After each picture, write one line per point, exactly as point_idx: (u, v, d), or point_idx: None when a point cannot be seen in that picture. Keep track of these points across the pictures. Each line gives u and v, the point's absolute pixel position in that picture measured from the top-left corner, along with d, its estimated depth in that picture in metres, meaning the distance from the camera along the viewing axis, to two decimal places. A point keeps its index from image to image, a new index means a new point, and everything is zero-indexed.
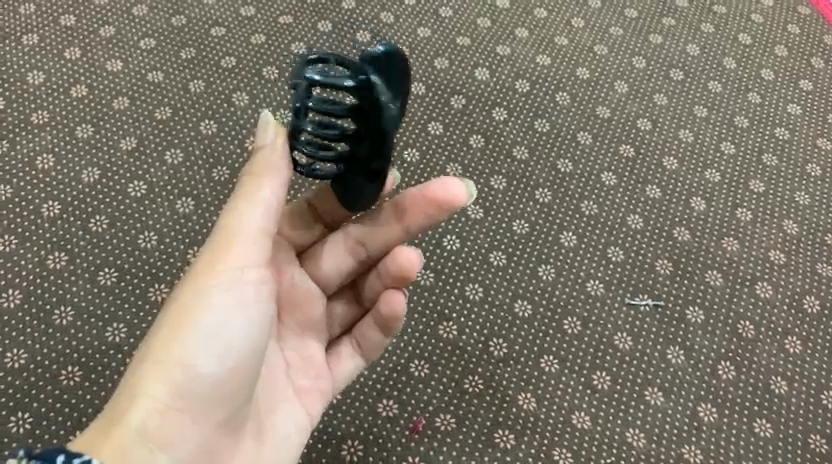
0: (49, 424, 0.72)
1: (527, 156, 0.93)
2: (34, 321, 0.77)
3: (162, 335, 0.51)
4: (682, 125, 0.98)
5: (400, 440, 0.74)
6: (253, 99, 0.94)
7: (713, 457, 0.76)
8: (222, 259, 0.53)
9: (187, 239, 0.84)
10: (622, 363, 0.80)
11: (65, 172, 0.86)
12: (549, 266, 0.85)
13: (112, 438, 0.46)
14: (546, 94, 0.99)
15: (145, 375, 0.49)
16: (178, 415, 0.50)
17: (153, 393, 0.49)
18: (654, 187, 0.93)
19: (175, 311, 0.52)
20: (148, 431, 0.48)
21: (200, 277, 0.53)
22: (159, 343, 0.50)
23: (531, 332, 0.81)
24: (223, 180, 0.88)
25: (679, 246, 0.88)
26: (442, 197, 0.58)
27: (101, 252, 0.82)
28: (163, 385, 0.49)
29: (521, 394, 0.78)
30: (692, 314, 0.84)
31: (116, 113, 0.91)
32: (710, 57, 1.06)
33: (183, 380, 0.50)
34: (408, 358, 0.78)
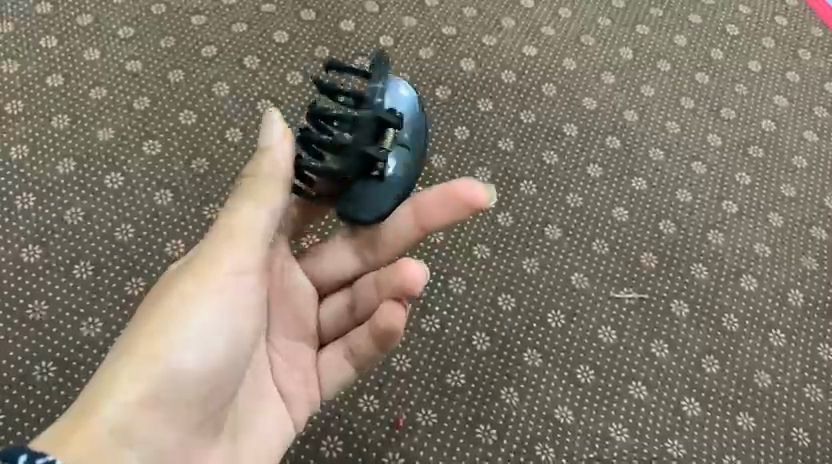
0: (22, 420, 0.71)
1: (513, 148, 0.92)
2: (7, 315, 0.75)
3: (146, 327, 0.51)
4: (669, 117, 0.97)
5: (381, 436, 0.73)
6: (234, 90, 0.93)
7: (696, 452, 0.76)
8: (217, 257, 0.54)
9: (164, 232, 0.82)
10: (606, 357, 0.80)
11: (40, 163, 0.84)
12: (533, 259, 0.85)
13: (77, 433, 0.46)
14: (532, 85, 0.98)
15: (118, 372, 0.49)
16: (151, 414, 0.50)
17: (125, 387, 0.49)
18: (640, 179, 0.92)
19: (161, 305, 0.52)
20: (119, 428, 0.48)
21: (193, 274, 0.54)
22: (141, 336, 0.51)
23: (515, 326, 0.80)
24: (203, 171, 0.87)
25: (664, 240, 0.88)
26: (467, 196, 0.57)
27: (76, 244, 0.80)
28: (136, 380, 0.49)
29: (504, 388, 0.77)
30: (677, 307, 0.83)
31: (93, 103, 0.89)
32: (698, 48, 1.05)
33: (159, 375, 0.50)
34: (389, 352, 0.77)
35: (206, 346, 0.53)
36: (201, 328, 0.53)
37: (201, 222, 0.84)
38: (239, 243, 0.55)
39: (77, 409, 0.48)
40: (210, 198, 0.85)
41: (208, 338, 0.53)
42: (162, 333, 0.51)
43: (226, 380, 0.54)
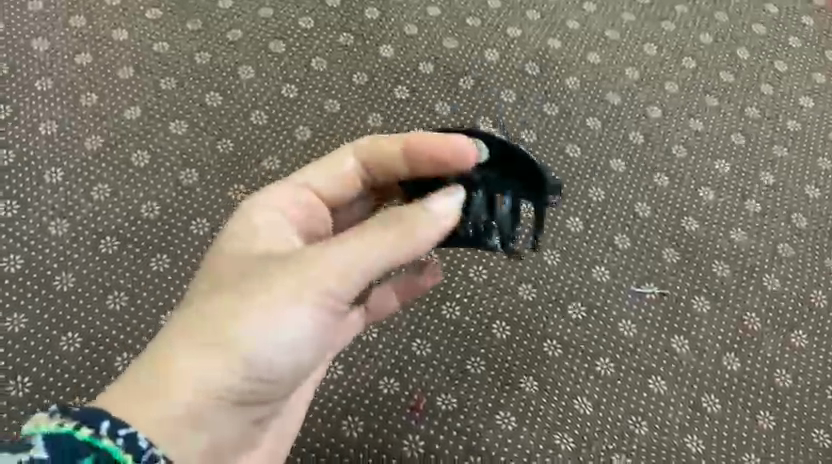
0: (48, 390, 0.72)
1: (536, 140, 0.92)
2: (34, 286, 0.76)
3: (225, 325, 0.51)
4: (693, 115, 0.97)
5: (401, 419, 0.74)
6: (260, 73, 0.93)
7: (715, 448, 0.76)
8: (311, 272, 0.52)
9: (190, 210, 0.83)
10: (626, 350, 0.80)
11: (69, 139, 0.85)
12: (555, 251, 0.85)
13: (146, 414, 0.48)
14: (557, 78, 0.98)
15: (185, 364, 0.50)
16: (209, 415, 0.52)
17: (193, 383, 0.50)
18: (663, 175, 0.92)
19: (243, 305, 0.51)
20: (180, 424, 0.50)
21: (282, 283, 0.52)
22: (221, 332, 0.51)
23: (536, 316, 0.81)
24: (228, 153, 0.87)
25: (686, 236, 0.87)
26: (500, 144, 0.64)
27: (102, 219, 0.81)
28: (203, 379, 0.50)
29: (524, 376, 0.77)
30: (697, 303, 0.83)
31: (122, 82, 0.90)
32: (724, 47, 1.04)
33: (224, 378, 0.51)
34: (410, 337, 0.78)
35: (271, 357, 0.53)
36: (269, 340, 0.52)
37: (226, 202, 0.84)
38: (332, 262, 0.52)
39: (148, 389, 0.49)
40: (235, 179, 0.86)
41: (274, 349, 0.53)
42: (244, 337, 0.51)
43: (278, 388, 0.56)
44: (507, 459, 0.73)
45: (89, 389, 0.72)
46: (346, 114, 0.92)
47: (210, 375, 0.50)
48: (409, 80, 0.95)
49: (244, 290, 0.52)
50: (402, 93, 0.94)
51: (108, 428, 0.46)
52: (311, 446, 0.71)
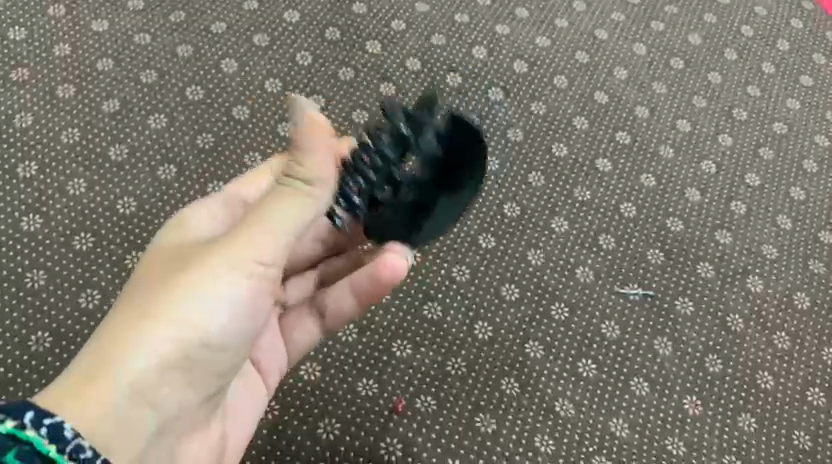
0: (17, 389, 0.71)
1: (522, 138, 0.91)
2: (5, 283, 0.75)
3: (161, 298, 0.49)
4: (680, 115, 0.96)
5: (379, 421, 0.73)
6: (243, 67, 0.92)
7: (696, 450, 0.76)
8: (247, 232, 0.50)
9: (167, 207, 0.81)
10: (607, 352, 0.79)
11: (44, 132, 0.83)
12: (539, 251, 0.84)
13: (82, 394, 0.45)
14: (544, 76, 0.97)
15: (125, 340, 0.48)
16: (152, 394, 0.48)
17: (136, 358, 0.47)
18: (649, 175, 0.91)
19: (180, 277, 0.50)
20: (123, 397, 0.47)
21: (218, 247, 0.50)
22: (157, 304, 0.49)
23: (518, 316, 0.80)
24: (208, 148, 0.86)
25: (671, 237, 0.87)
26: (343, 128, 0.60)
27: (76, 215, 0.79)
28: (142, 355, 0.48)
29: (504, 378, 0.76)
30: (681, 305, 0.83)
31: (100, 74, 0.88)
32: (712, 47, 1.04)
33: (163, 352, 0.48)
34: (390, 337, 0.77)
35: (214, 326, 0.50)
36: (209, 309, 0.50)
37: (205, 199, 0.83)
38: (266, 220, 0.50)
39: (86, 370, 0.46)
40: (214, 176, 0.84)
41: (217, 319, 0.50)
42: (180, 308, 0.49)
43: (222, 365, 0.53)
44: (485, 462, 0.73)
45: None
46: (331, 111, 0.91)
47: (152, 354, 0.48)
48: (395, 77, 0.94)
49: (182, 267, 0.50)
50: (387, 89, 0.93)
51: (31, 420, 0.41)
52: (286, 448, 0.70)
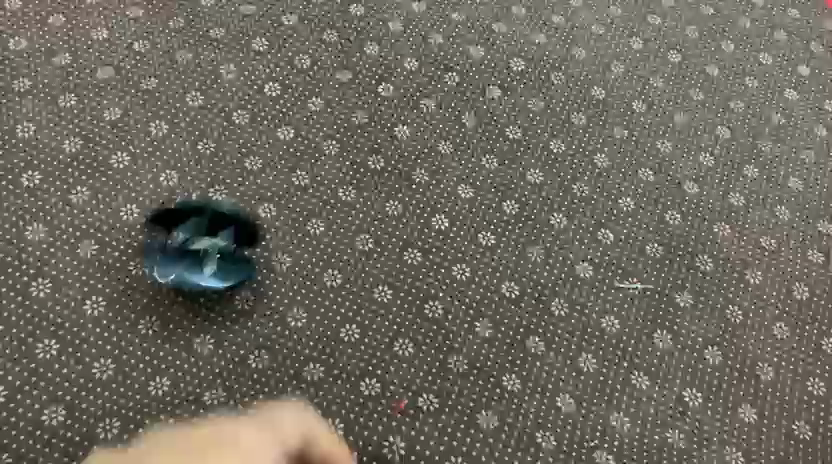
0: (133, 370, 0.75)
1: (584, 122, 0.98)
2: (111, 271, 0.80)
3: None
4: (734, 96, 1.03)
5: (471, 396, 0.79)
6: (316, 62, 0.97)
7: (767, 416, 0.82)
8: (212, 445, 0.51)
9: (255, 196, 0.87)
10: (692, 321, 0.86)
11: (132, 126, 0.89)
12: (608, 231, 0.90)
13: None
14: (600, 63, 1.03)
15: None
16: None
17: None
18: (708, 154, 0.97)
19: None
20: None
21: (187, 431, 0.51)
22: None
23: (596, 290, 0.87)
24: (288, 139, 0.91)
25: (734, 212, 0.94)
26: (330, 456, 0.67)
27: (171, 205, 0.84)
28: None
29: (582, 354, 0.83)
30: (751, 274, 0.90)
31: (181, 68, 0.93)
32: (762, 29, 1.09)
33: None
34: (473, 317, 0.83)
35: None
36: None
37: (291, 187, 0.88)
38: None
39: None
40: (296, 166, 0.89)
41: None
42: None
43: None
44: (572, 432, 0.79)
45: (172, 369, 0.76)
46: (400, 99, 0.96)
47: None
48: (460, 66, 1.00)
49: None
50: (452, 79, 0.99)
51: None
52: (385, 423, 0.76)
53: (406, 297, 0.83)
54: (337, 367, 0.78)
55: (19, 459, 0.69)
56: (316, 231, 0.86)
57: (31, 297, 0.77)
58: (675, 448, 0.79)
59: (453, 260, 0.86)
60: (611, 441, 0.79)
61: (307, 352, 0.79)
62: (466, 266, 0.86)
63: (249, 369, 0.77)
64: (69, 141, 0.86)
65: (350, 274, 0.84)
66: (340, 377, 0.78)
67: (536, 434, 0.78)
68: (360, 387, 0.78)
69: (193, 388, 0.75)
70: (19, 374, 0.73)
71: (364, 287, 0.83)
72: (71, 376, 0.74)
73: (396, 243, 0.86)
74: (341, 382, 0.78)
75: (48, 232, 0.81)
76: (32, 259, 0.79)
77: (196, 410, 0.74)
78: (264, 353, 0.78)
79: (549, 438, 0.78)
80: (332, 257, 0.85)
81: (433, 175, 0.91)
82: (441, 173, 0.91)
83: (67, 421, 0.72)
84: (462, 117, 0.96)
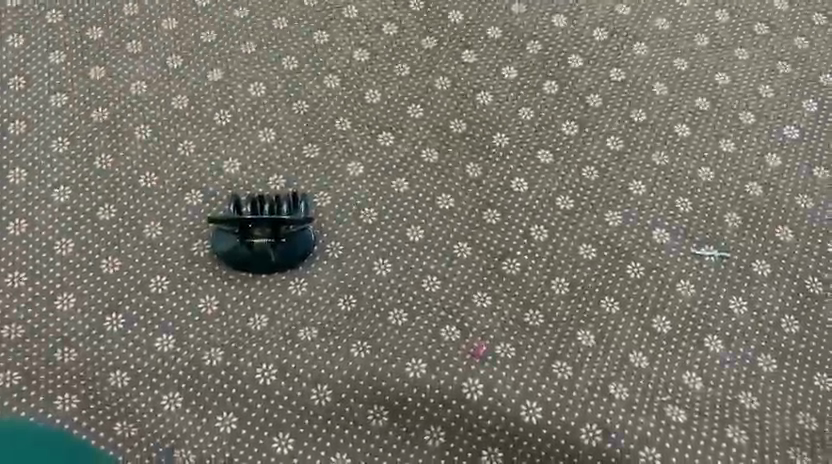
0: (135, 331, 0.74)
1: (601, 104, 0.92)
2: (127, 234, 0.79)
3: None
4: (763, 81, 0.95)
5: (457, 370, 0.73)
6: (334, 38, 0.95)
7: (779, 410, 0.73)
8: None
9: (267, 167, 0.85)
10: (722, 318, 0.78)
11: (156, 99, 0.88)
12: (616, 213, 0.84)
13: None
14: (624, 43, 0.97)
15: None
16: None
17: None
18: (728, 140, 0.90)
19: None
20: None
21: None
22: None
23: (604, 273, 0.80)
24: (302, 113, 0.89)
25: (749, 202, 0.86)
26: None
27: (190, 174, 0.84)
28: None
29: (581, 330, 0.76)
30: (758, 267, 0.81)
31: (205, 46, 0.93)
32: (799, 12, 1.02)
33: None
34: (472, 289, 0.78)
35: None
36: None
37: (301, 158, 0.86)
38: None
39: None
40: (310, 138, 0.87)
41: None
42: None
43: None
44: (565, 418, 0.71)
45: (177, 326, 0.75)
46: (415, 78, 0.93)
47: None
48: (477, 45, 0.95)
49: None
50: (469, 57, 0.94)
51: None
52: (365, 388, 0.72)
53: (406, 270, 0.79)
54: (334, 333, 0.75)
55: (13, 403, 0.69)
56: (323, 204, 0.83)
57: (54, 255, 0.77)
58: (672, 422, 0.72)
59: (455, 238, 0.81)
60: (605, 412, 0.72)
61: (307, 314, 0.76)
62: (467, 245, 0.81)
63: (249, 331, 0.75)
64: (97, 112, 0.87)
65: (352, 247, 0.80)
66: (331, 342, 0.75)
67: (521, 407, 0.72)
68: (351, 350, 0.74)
69: (196, 343, 0.74)
70: (23, 325, 0.73)
71: (365, 259, 0.80)
72: (84, 326, 0.74)
73: (401, 219, 0.83)
74: (330, 349, 0.74)
75: (73, 195, 0.81)
76: (56, 220, 0.79)
77: (196, 369, 0.72)
78: (263, 317, 0.76)
79: (533, 412, 0.71)
80: (337, 227, 0.82)
81: (442, 155, 0.87)
82: (451, 152, 0.87)
83: (78, 364, 0.72)
84: (477, 96, 0.92)
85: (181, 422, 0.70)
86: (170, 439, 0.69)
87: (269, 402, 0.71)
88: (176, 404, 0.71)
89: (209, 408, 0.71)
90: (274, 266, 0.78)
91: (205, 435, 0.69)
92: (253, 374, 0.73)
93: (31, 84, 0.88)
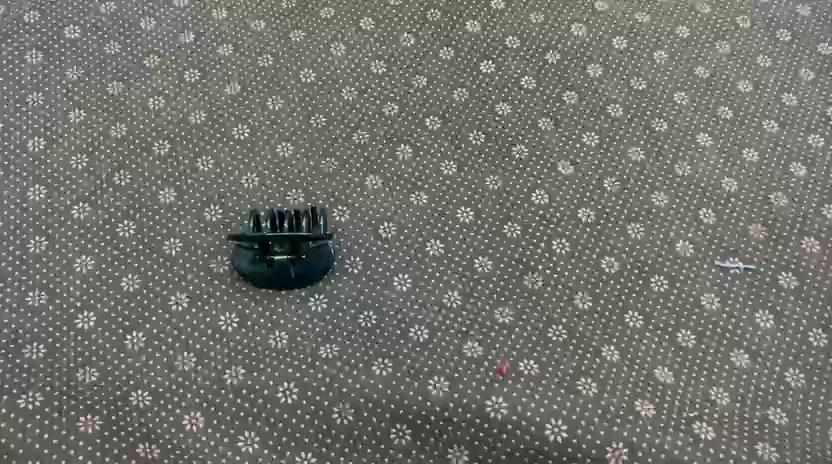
0: (157, 349, 0.74)
1: (621, 114, 0.91)
2: (147, 251, 0.79)
3: None
4: (786, 89, 0.94)
5: (481, 387, 0.73)
6: (351, 50, 0.94)
7: (808, 427, 0.72)
8: None
9: (285, 182, 0.85)
10: (748, 333, 0.77)
11: (174, 114, 0.88)
12: (638, 225, 0.83)
13: None
14: (644, 52, 0.96)
15: None
16: None
17: None
18: (752, 150, 0.89)
19: None
20: None
21: None
22: None
23: (628, 287, 0.79)
24: (320, 127, 0.89)
25: (775, 212, 0.84)
26: None
27: (207, 189, 0.83)
28: None
29: (605, 346, 0.75)
30: (785, 279, 0.80)
31: (222, 60, 0.92)
32: (822, 17, 1.00)
33: None
34: (493, 304, 0.77)
35: None
36: None
37: (319, 172, 0.86)
38: None
39: None
40: (328, 152, 0.87)
41: None
42: None
43: None
44: (591, 436, 0.71)
45: (198, 344, 0.74)
46: (433, 90, 0.92)
47: None
48: (496, 55, 0.95)
49: None
50: (487, 67, 0.94)
51: None
52: (387, 406, 0.72)
53: (426, 285, 0.79)
54: (356, 350, 0.75)
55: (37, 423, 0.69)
56: (341, 218, 0.83)
57: (74, 272, 0.77)
58: (701, 440, 0.71)
59: (474, 252, 0.81)
60: (631, 430, 0.71)
61: (327, 331, 0.76)
62: (488, 259, 0.80)
63: (270, 348, 0.74)
64: (115, 128, 0.87)
65: (372, 262, 0.80)
66: (352, 359, 0.74)
67: (546, 424, 0.71)
68: (372, 368, 0.74)
69: (217, 361, 0.74)
70: (44, 344, 0.73)
71: (385, 274, 0.79)
72: (105, 345, 0.74)
73: (420, 233, 0.82)
74: (351, 366, 0.74)
75: (93, 212, 0.81)
76: (76, 238, 0.79)
77: (217, 388, 0.72)
78: (284, 334, 0.75)
79: (558, 430, 0.71)
80: (356, 242, 0.81)
81: (461, 167, 0.86)
82: (470, 164, 0.87)
83: (100, 382, 0.72)
84: (496, 107, 0.91)
85: (204, 442, 0.70)
86: (194, 459, 0.69)
87: (291, 421, 0.71)
88: (198, 423, 0.70)
89: (231, 427, 0.70)
90: (292, 283, 0.77)
91: (228, 454, 0.69)
92: (275, 392, 0.72)
93: (50, 100, 0.88)
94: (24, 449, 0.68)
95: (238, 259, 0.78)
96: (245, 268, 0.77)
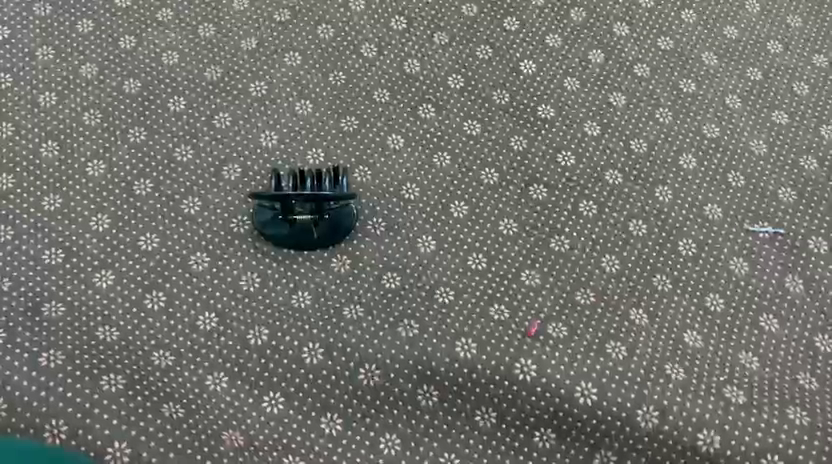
0: (178, 309, 0.72)
1: (649, 75, 0.88)
2: (165, 209, 0.77)
3: None
4: (816, 50, 0.92)
5: (509, 350, 0.72)
6: (371, 5, 0.91)
7: None
8: None
9: (305, 140, 0.82)
10: (777, 298, 0.76)
11: (189, 69, 0.85)
12: (667, 188, 0.81)
13: None
14: (672, 10, 0.93)
15: None
16: None
17: None
18: (782, 112, 0.87)
19: None
20: None
21: None
22: None
23: (655, 250, 0.78)
24: (340, 85, 0.86)
25: (805, 176, 0.83)
26: None
27: (225, 147, 0.81)
28: None
29: (633, 309, 0.74)
30: (814, 244, 0.79)
31: (237, 13, 0.89)
32: None
33: None
34: (519, 267, 0.76)
35: None
36: None
37: (340, 131, 0.83)
38: None
39: None
40: (348, 110, 0.85)
41: None
42: None
43: None
44: (621, 399, 0.70)
45: (220, 304, 0.73)
46: (455, 47, 0.89)
47: None
48: (520, 12, 0.92)
49: None
50: (512, 24, 0.91)
51: None
52: (414, 368, 0.71)
53: (451, 247, 0.77)
54: (381, 312, 0.73)
55: (57, 384, 0.68)
56: (363, 179, 0.80)
57: (91, 231, 0.75)
58: (732, 403, 0.71)
59: (500, 214, 0.79)
60: (662, 394, 0.70)
61: (351, 292, 0.74)
62: (514, 221, 0.79)
63: (293, 309, 0.73)
64: (129, 83, 0.84)
65: (395, 223, 0.78)
66: (377, 321, 0.73)
67: (576, 388, 0.70)
68: (398, 329, 0.73)
69: (240, 322, 0.72)
70: (62, 304, 0.72)
71: (409, 236, 0.78)
72: (125, 304, 0.72)
73: (444, 194, 0.80)
74: (376, 327, 0.73)
75: (108, 169, 0.79)
76: (92, 196, 0.77)
77: (241, 349, 0.71)
78: (306, 294, 0.74)
79: (588, 393, 0.70)
80: (379, 203, 0.79)
81: (485, 126, 0.84)
82: (494, 124, 0.85)
83: (121, 342, 0.71)
84: (520, 65, 0.88)
85: (228, 403, 0.69)
86: (218, 420, 0.68)
87: (317, 382, 0.70)
88: (222, 384, 0.70)
89: (256, 388, 0.70)
90: (315, 244, 0.76)
91: (253, 416, 0.69)
92: (299, 354, 0.71)
93: (60, 54, 0.85)
94: (47, 409, 0.67)
95: (262, 222, 0.77)
96: (269, 229, 0.76)
